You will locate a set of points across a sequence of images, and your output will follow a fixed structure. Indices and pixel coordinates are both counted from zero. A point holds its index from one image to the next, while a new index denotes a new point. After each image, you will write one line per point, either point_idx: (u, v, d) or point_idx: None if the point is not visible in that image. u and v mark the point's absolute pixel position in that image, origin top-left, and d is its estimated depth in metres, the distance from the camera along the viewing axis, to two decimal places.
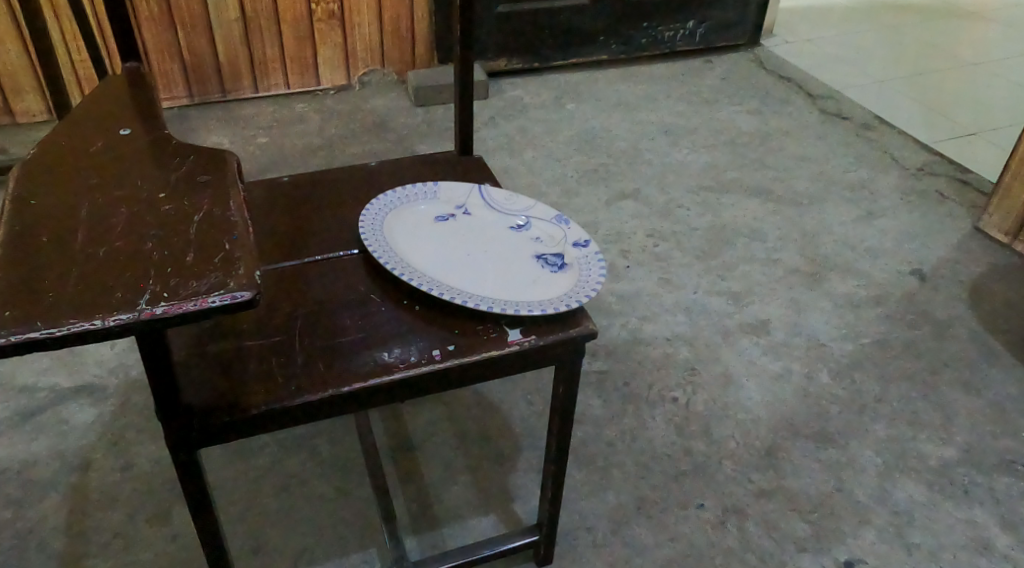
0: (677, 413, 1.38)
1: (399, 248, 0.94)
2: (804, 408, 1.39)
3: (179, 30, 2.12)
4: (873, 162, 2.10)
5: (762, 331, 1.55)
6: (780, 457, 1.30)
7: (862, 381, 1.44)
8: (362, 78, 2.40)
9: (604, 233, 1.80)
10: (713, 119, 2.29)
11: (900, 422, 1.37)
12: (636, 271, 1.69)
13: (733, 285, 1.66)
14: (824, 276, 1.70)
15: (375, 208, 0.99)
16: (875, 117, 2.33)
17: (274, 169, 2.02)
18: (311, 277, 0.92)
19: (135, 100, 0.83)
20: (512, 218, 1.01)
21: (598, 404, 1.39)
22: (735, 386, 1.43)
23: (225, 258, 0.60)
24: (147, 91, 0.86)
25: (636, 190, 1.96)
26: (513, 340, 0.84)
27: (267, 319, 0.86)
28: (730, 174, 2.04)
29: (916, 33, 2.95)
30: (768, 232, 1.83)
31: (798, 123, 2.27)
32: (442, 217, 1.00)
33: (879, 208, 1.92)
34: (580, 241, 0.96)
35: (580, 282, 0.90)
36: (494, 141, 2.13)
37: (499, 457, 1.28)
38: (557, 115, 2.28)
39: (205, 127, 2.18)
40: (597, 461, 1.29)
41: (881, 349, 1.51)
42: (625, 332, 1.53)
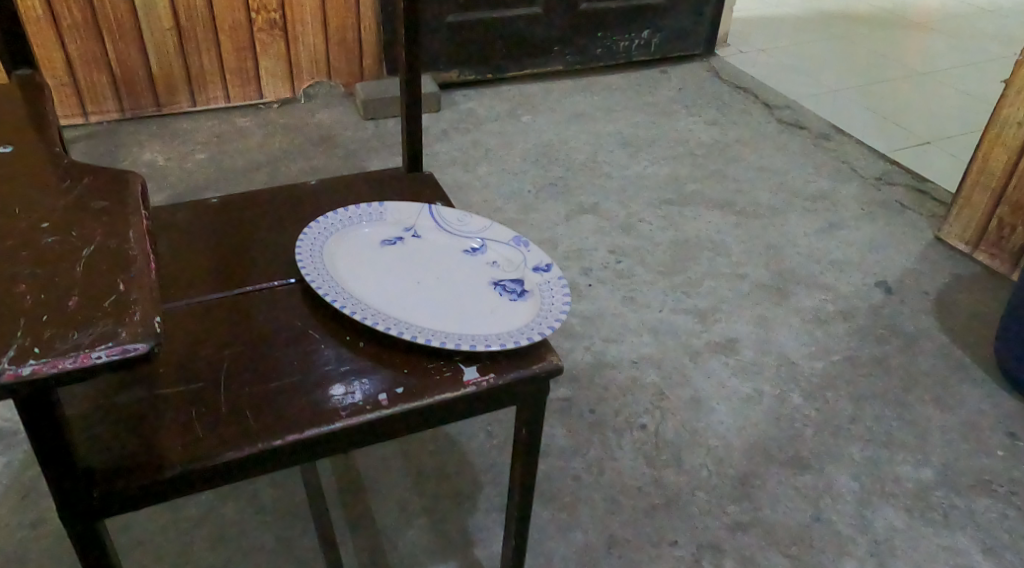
0: (646, 441, 1.30)
1: (341, 276, 0.84)
2: (778, 432, 1.32)
3: (106, 41, 1.99)
4: (834, 172, 2.07)
5: (730, 351, 1.48)
6: (755, 485, 1.23)
7: (835, 401, 1.39)
8: (308, 91, 2.29)
9: (563, 250, 1.72)
10: (671, 130, 2.23)
11: (876, 443, 1.31)
12: (598, 289, 1.62)
13: (698, 302, 1.60)
14: (791, 290, 1.65)
15: (314, 231, 0.89)
16: (833, 126, 2.30)
17: (212, 188, 1.90)
18: (240, 311, 0.81)
19: (26, 111, 0.73)
20: (466, 240, 0.92)
21: (562, 434, 1.30)
22: (705, 410, 1.36)
23: (119, 301, 0.50)
24: (42, 101, 0.76)
25: (595, 204, 1.89)
26: (470, 380, 0.75)
27: (187, 362, 0.75)
28: (691, 187, 1.98)
29: (866, 43, 2.96)
30: (732, 245, 1.77)
31: (756, 133, 2.23)
32: (390, 240, 0.91)
33: (842, 219, 1.88)
34: (542, 265, 0.88)
35: (543, 312, 0.81)
36: (447, 156, 2.04)
37: (458, 496, 1.19)
38: (512, 128, 2.20)
39: (137, 143, 2.04)
40: (562, 497, 1.20)
41: (852, 366, 1.46)
42: (589, 355, 1.45)
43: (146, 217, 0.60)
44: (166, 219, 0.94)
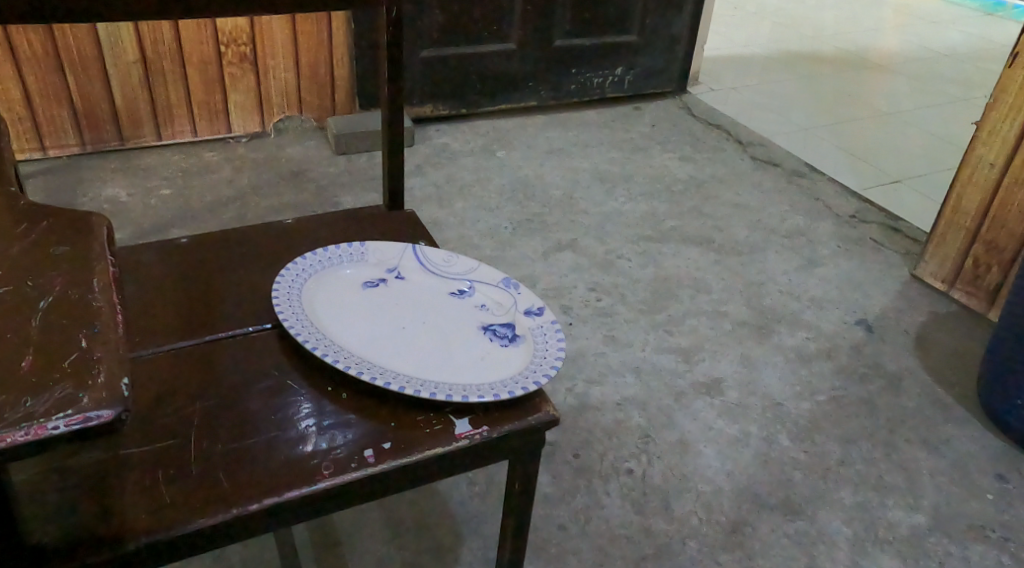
0: (633, 486, 1.25)
1: (321, 321, 0.79)
2: (767, 476, 1.29)
3: (68, 72, 1.93)
4: (809, 209, 2.07)
5: (715, 391, 1.45)
6: (747, 533, 1.19)
7: (823, 442, 1.36)
8: (278, 125, 2.24)
9: (542, 288, 1.69)
10: (647, 166, 2.23)
11: (866, 487, 1.28)
12: (579, 328, 1.58)
13: (681, 341, 1.57)
14: (773, 328, 1.63)
15: (291, 272, 0.84)
16: (805, 164, 2.32)
17: (178, 224, 1.83)
18: (213, 360, 0.76)
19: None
20: (453, 283, 0.88)
21: (547, 481, 1.25)
22: (692, 454, 1.32)
23: (80, 363, 0.45)
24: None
25: (573, 241, 1.86)
26: (461, 433, 0.70)
27: (153, 419, 0.69)
28: (669, 223, 1.97)
29: (832, 83, 3.02)
30: (712, 282, 1.76)
31: (731, 170, 2.24)
32: (372, 282, 0.86)
33: (819, 256, 1.88)
34: (533, 309, 0.84)
35: (537, 359, 0.77)
36: (421, 192, 2.01)
37: (440, 550, 1.12)
38: (487, 163, 2.18)
39: (100, 178, 1.97)
40: (548, 548, 1.15)
41: (839, 407, 1.43)
42: (572, 397, 1.41)
43: (111, 262, 0.55)
44: (132, 260, 0.88)
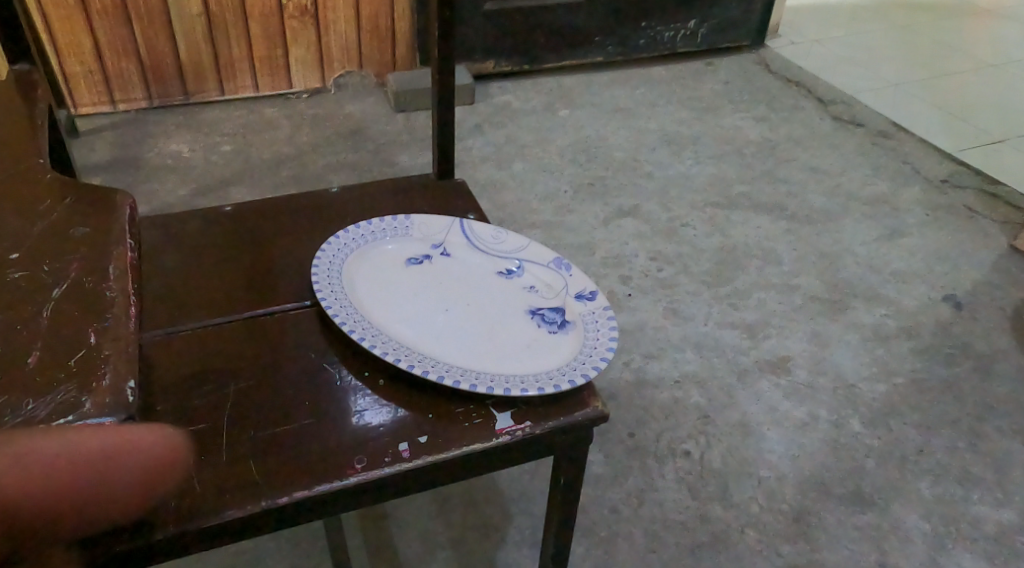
0: (690, 469, 1.20)
1: (361, 302, 0.76)
2: (836, 464, 1.21)
3: (135, 26, 1.91)
4: (894, 173, 1.93)
5: (781, 370, 1.37)
6: (812, 524, 1.13)
7: (899, 429, 1.27)
8: (338, 80, 2.21)
9: (602, 255, 1.63)
10: (718, 126, 2.12)
11: (947, 479, 1.20)
12: (639, 300, 1.52)
13: (747, 316, 1.49)
14: (847, 303, 1.53)
15: (332, 248, 0.81)
16: (892, 123, 2.16)
17: (237, 182, 1.82)
18: (249, 339, 0.73)
19: (21, 131, 0.68)
20: (501, 261, 0.83)
21: (599, 460, 1.21)
22: (755, 436, 1.25)
23: (85, 360, 0.47)
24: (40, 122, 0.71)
25: (635, 206, 1.79)
26: (502, 429, 0.66)
27: (188, 400, 0.67)
28: (739, 188, 1.86)
29: (927, 32, 2.79)
30: (782, 253, 1.66)
31: (809, 131, 2.10)
32: (416, 259, 0.83)
33: (903, 225, 1.75)
34: (585, 293, 0.79)
35: (586, 349, 0.72)
36: (481, 152, 1.95)
37: (486, 528, 1.10)
38: (549, 123, 2.10)
39: (163, 134, 1.98)
40: (598, 531, 1.11)
41: (918, 391, 1.34)
42: (628, 372, 1.35)
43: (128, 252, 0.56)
44: (177, 228, 0.86)
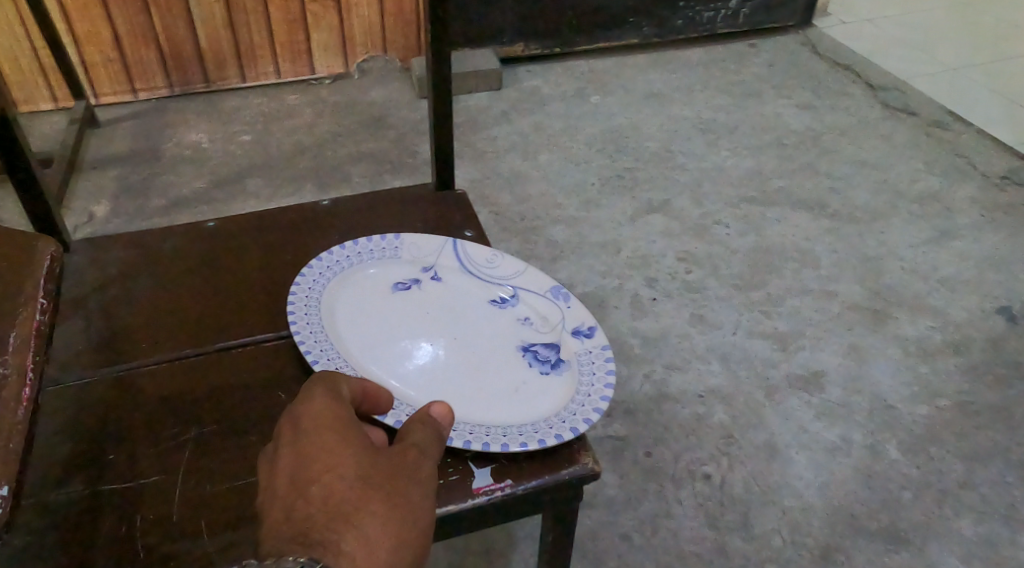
0: (709, 495, 1.12)
1: (339, 334, 0.70)
2: (868, 495, 1.13)
3: (153, 12, 1.87)
4: (948, 167, 1.80)
5: (814, 386, 1.28)
6: (838, 562, 1.05)
7: (940, 458, 1.18)
8: (362, 65, 2.15)
9: (627, 255, 1.54)
10: (758, 114, 2.00)
11: (991, 517, 1.10)
12: (663, 304, 1.43)
13: (779, 325, 1.40)
14: (890, 313, 1.42)
15: (313, 272, 0.75)
16: (947, 111, 2.01)
17: (254, 173, 1.78)
18: (215, 375, 0.68)
19: None
20: (495, 288, 0.77)
21: (612, 481, 1.14)
22: (781, 460, 1.17)
23: None
24: None
25: (665, 201, 1.69)
26: (479, 488, 0.60)
27: (143, 446, 0.62)
28: (777, 182, 1.75)
29: (991, 10, 2.60)
30: (820, 254, 1.55)
31: (856, 119, 1.97)
32: (403, 284, 0.77)
33: (955, 226, 1.62)
34: (583, 328, 0.73)
35: (579, 393, 0.66)
36: (506, 141, 1.87)
37: (489, 554, 1.05)
38: (578, 110, 2.01)
39: (183, 122, 1.94)
40: (608, 560, 1.05)
41: (963, 415, 1.24)
42: (648, 384, 1.28)
43: (41, 306, 0.52)
44: (153, 247, 0.81)
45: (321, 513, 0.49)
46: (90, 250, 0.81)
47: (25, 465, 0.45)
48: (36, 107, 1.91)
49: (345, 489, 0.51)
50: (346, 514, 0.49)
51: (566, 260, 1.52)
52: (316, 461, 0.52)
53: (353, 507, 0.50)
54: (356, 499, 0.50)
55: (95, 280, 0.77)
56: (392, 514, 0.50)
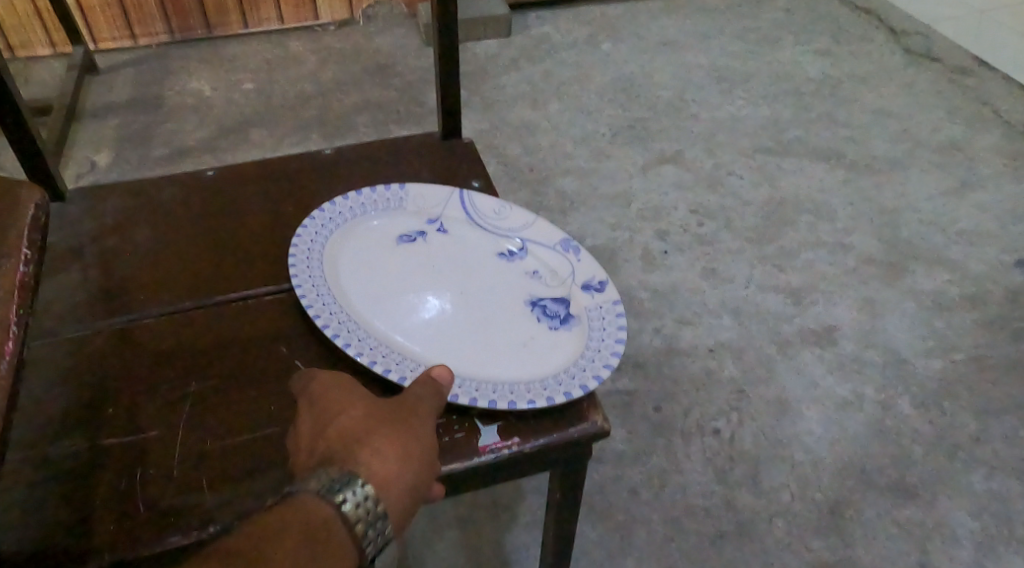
0: (719, 450, 1.11)
1: (342, 288, 0.68)
2: (879, 451, 1.11)
3: None
4: (973, 116, 1.74)
5: (827, 341, 1.26)
6: (847, 516, 1.04)
7: (954, 414, 1.16)
8: (367, 11, 2.09)
9: (638, 207, 1.51)
10: (775, 61, 1.94)
11: (1004, 472, 1.09)
12: (675, 258, 1.41)
13: (792, 279, 1.37)
14: (907, 266, 1.39)
15: (315, 223, 0.72)
16: (973, 58, 1.94)
17: (258, 122, 1.75)
18: (216, 329, 0.67)
19: None
20: (503, 241, 0.75)
21: (620, 436, 1.13)
22: (792, 415, 1.16)
23: None
24: None
25: (678, 152, 1.65)
26: (486, 446, 0.59)
27: (142, 401, 0.61)
28: (793, 132, 1.71)
29: None
30: (836, 206, 1.52)
31: (877, 67, 1.91)
32: (408, 236, 0.74)
33: (977, 177, 1.58)
34: (593, 283, 0.70)
35: (589, 349, 0.64)
36: (515, 90, 1.82)
37: (496, 507, 1.04)
38: (590, 58, 1.95)
39: (185, 69, 1.90)
40: (615, 514, 1.04)
41: (979, 369, 1.22)
42: (659, 339, 1.26)
43: (24, 259, 0.50)
44: (152, 196, 0.79)
45: (337, 446, 0.51)
46: (86, 200, 0.79)
47: (7, 423, 0.44)
48: (34, 53, 1.87)
49: (354, 426, 0.52)
50: (358, 432, 0.51)
51: (575, 213, 1.49)
52: (327, 407, 0.54)
53: (364, 434, 0.51)
54: (365, 426, 0.52)
55: (92, 231, 0.75)
56: (401, 434, 0.51)
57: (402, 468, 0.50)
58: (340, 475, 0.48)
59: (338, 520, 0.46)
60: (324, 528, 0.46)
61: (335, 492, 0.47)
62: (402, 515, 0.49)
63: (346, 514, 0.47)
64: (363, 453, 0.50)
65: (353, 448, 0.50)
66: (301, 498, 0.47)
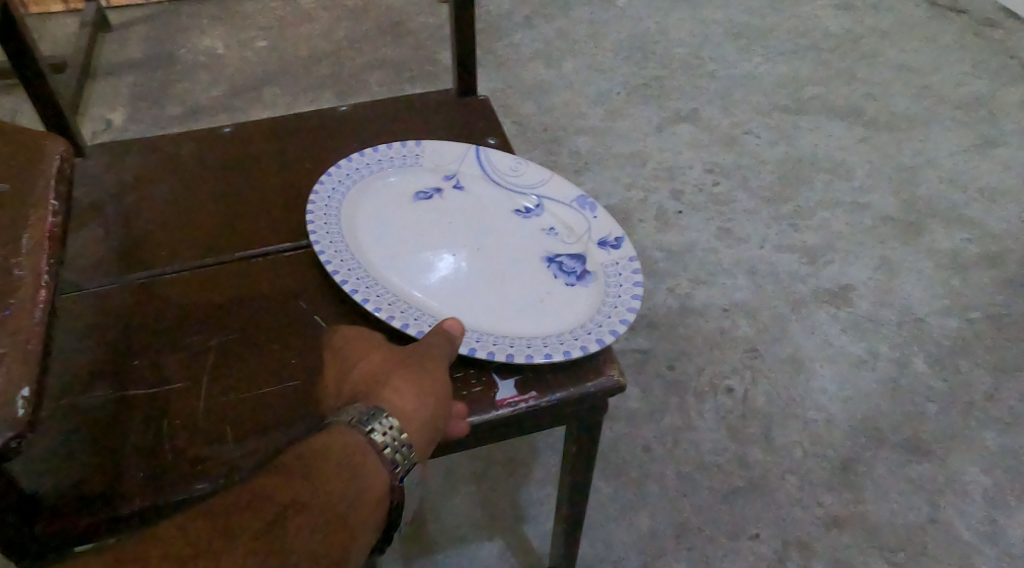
0: (732, 408, 1.12)
1: (360, 245, 0.69)
2: (892, 409, 1.12)
3: None
4: (998, 71, 1.70)
5: (843, 300, 1.26)
6: (859, 473, 1.05)
7: (968, 372, 1.16)
8: None
9: (653, 166, 1.50)
10: (794, 17, 1.90)
11: (1017, 430, 1.09)
12: (690, 217, 1.40)
13: (808, 238, 1.36)
14: (925, 226, 1.38)
15: (332, 181, 0.72)
16: (1000, 10, 1.89)
17: (271, 81, 1.74)
18: (237, 284, 0.67)
19: None
20: (519, 198, 0.75)
21: (634, 394, 1.14)
22: (806, 374, 1.16)
23: None
24: None
25: (694, 110, 1.63)
26: (503, 400, 0.59)
27: (167, 354, 0.62)
28: (812, 90, 1.68)
29: None
30: (855, 165, 1.50)
31: (899, 21, 1.87)
32: (425, 193, 0.75)
33: (999, 134, 1.55)
34: (610, 239, 0.71)
35: (605, 304, 0.65)
36: (529, 48, 1.80)
37: (511, 463, 1.06)
38: (605, 14, 1.92)
39: (197, 28, 1.89)
40: (628, 470, 1.06)
41: (995, 328, 1.21)
42: (673, 298, 1.26)
43: (52, 211, 0.52)
44: (169, 154, 0.79)
45: (361, 383, 0.54)
46: (105, 156, 0.79)
47: (42, 368, 0.45)
48: (46, 10, 1.86)
49: (375, 365, 0.55)
50: (380, 370, 0.55)
51: (590, 172, 1.48)
52: (350, 350, 0.57)
53: (382, 374, 0.54)
54: (385, 367, 0.54)
55: (112, 188, 0.76)
56: (418, 373, 0.54)
57: (421, 401, 0.53)
58: (367, 409, 0.52)
59: (368, 448, 0.51)
60: (358, 454, 0.50)
61: (364, 424, 0.51)
62: (429, 441, 0.53)
63: (377, 443, 0.51)
64: (386, 389, 0.53)
65: (375, 386, 0.53)
66: (334, 429, 0.51)
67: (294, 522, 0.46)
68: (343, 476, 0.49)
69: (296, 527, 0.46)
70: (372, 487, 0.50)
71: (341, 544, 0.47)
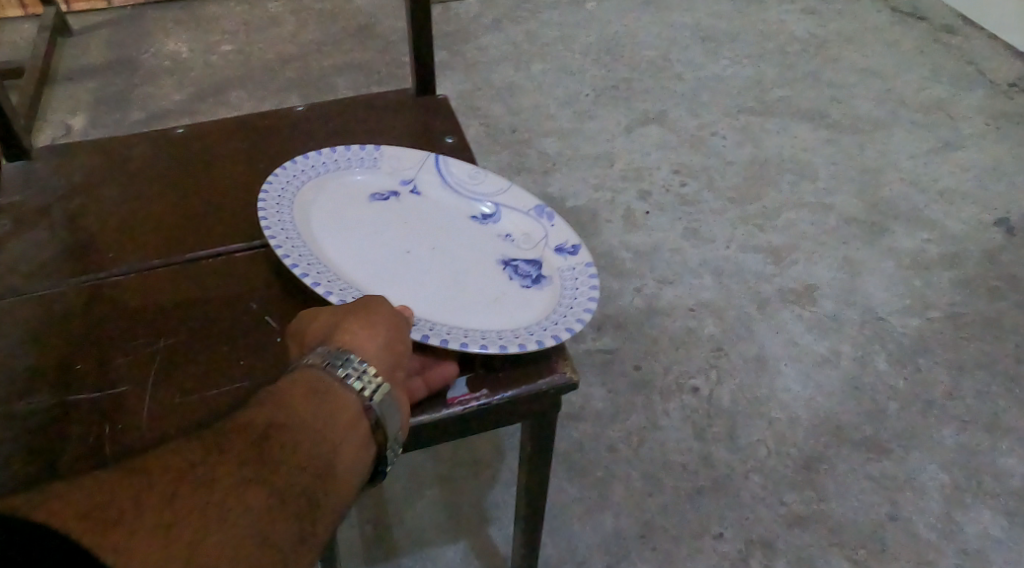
0: (697, 408, 1.13)
1: (312, 236, 0.67)
2: (854, 407, 1.13)
3: None
4: (957, 75, 1.73)
5: (807, 300, 1.27)
6: (821, 471, 1.06)
7: (929, 370, 1.17)
8: None
9: (621, 168, 1.50)
10: (760, 21, 1.92)
11: (974, 426, 1.11)
12: (656, 218, 1.40)
13: (774, 239, 1.37)
14: (887, 227, 1.39)
15: (286, 174, 0.72)
16: (959, 16, 1.93)
17: (235, 85, 1.72)
18: (184, 286, 0.66)
19: None
20: (476, 205, 0.75)
21: (600, 395, 1.14)
22: (771, 373, 1.17)
23: None
24: None
25: (661, 113, 1.64)
26: (455, 398, 0.59)
27: (111, 357, 0.61)
28: (777, 93, 1.69)
29: None
30: (820, 167, 1.51)
31: (862, 25, 1.90)
32: (381, 195, 0.74)
33: (959, 137, 1.58)
34: (566, 246, 0.70)
35: (559, 306, 0.64)
36: (497, 50, 1.80)
37: (476, 465, 1.06)
38: (574, 18, 1.92)
39: (161, 31, 1.87)
40: (593, 471, 1.06)
41: (954, 327, 1.23)
42: (639, 299, 1.27)
43: None
44: (119, 156, 0.78)
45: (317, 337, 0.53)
46: (54, 158, 0.78)
47: None
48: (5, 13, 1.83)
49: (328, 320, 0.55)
50: (330, 322, 0.54)
51: (558, 174, 1.48)
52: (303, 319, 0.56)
53: (336, 324, 0.54)
54: (338, 318, 0.54)
55: (60, 190, 0.75)
56: (372, 318, 0.54)
57: (378, 341, 0.53)
58: (324, 350, 0.51)
59: (333, 381, 0.50)
60: (321, 386, 0.49)
61: (323, 362, 0.50)
62: (393, 367, 0.53)
63: (339, 374, 0.50)
64: (339, 333, 0.53)
65: (330, 335, 0.53)
66: (295, 372, 0.50)
67: (276, 441, 0.46)
68: (313, 402, 0.48)
69: (278, 446, 0.45)
70: (344, 408, 0.49)
71: (325, 460, 0.47)
